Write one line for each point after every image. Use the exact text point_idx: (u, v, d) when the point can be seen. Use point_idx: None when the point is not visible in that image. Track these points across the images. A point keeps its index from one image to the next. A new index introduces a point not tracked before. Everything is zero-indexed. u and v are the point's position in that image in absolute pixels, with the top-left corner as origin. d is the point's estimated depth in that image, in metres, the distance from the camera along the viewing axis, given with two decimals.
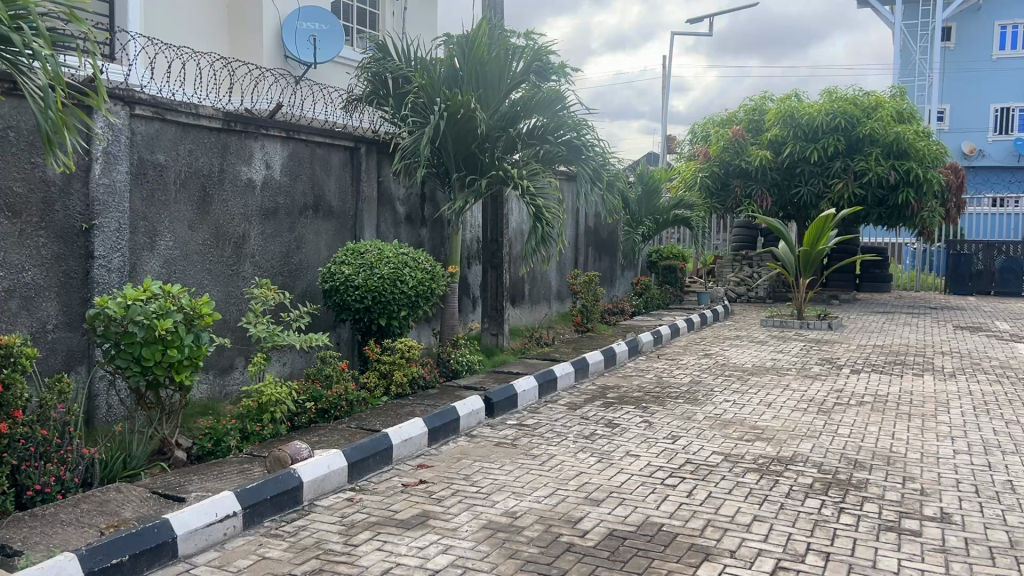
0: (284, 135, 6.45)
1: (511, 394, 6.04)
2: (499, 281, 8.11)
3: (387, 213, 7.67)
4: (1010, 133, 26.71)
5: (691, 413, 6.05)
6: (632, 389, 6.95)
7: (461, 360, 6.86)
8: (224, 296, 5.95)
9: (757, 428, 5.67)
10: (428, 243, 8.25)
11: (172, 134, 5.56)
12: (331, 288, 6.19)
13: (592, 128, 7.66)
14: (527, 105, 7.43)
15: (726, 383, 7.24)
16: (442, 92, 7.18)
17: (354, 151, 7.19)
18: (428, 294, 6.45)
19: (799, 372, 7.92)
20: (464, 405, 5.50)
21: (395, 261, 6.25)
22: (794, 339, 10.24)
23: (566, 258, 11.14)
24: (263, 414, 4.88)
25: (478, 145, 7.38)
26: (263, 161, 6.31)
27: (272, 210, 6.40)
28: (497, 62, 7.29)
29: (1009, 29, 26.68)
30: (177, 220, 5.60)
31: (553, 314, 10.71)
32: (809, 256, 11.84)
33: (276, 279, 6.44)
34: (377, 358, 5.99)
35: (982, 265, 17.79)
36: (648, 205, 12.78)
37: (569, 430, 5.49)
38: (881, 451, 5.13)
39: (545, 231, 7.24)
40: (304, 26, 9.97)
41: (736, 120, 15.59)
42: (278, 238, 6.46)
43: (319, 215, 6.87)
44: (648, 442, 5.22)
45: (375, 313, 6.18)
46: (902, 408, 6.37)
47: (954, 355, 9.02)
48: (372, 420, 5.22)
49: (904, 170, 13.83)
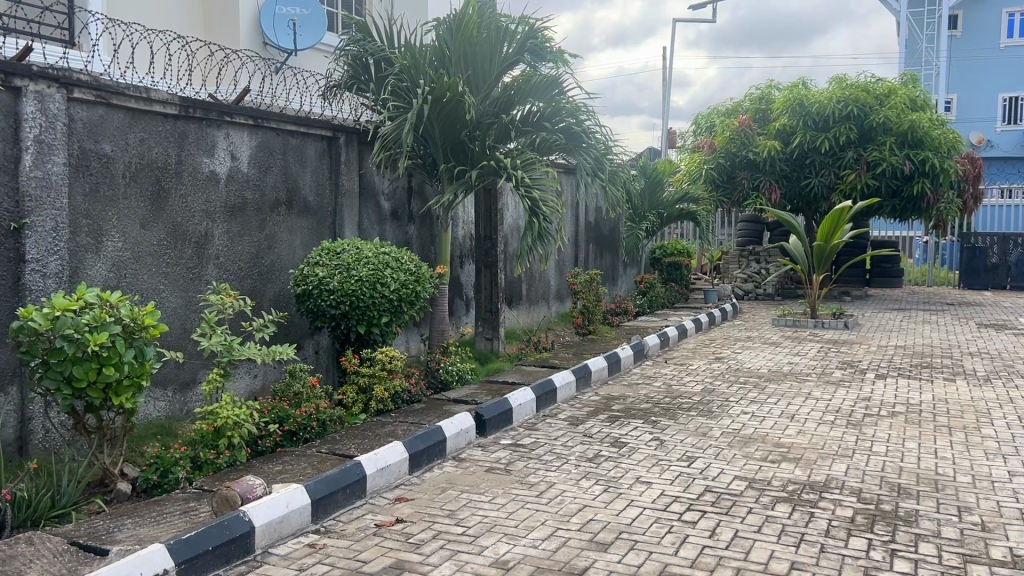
0: (251, 123, 5.82)
1: (504, 409, 5.41)
2: (493, 282, 7.50)
3: (371, 208, 7.05)
4: (1018, 122, 26.02)
5: (706, 428, 5.43)
6: (639, 400, 6.31)
7: (451, 370, 6.22)
8: (182, 302, 5.32)
9: (782, 446, 5.04)
10: (417, 242, 7.63)
11: (119, 121, 4.93)
12: (304, 292, 5.55)
13: (592, 114, 7.02)
14: (521, 89, 6.78)
15: (742, 392, 6.61)
16: (426, 73, 6.50)
17: (333, 141, 6.58)
18: (413, 297, 5.81)
19: (819, 377, 7.29)
20: (452, 424, 4.86)
21: (376, 262, 5.62)
22: (809, 340, 9.63)
23: (565, 255, 10.51)
24: (219, 438, 4.26)
25: (467, 132, 6.72)
26: (228, 152, 5.68)
27: (239, 206, 5.77)
28: (487, 42, 6.68)
29: (1017, 16, 25.86)
30: (127, 218, 4.98)
31: (552, 315, 10.10)
32: (823, 251, 11.19)
33: (245, 283, 5.82)
34: (355, 371, 5.36)
35: (997, 258, 17.18)
36: (651, 197, 12.18)
37: (571, 451, 4.85)
38: (926, 474, 4.50)
39: (543, 226, 6.59)
40: (283, 11, 9.38)
41: (741, 110, 14.98)
42: (246, 237, 5.84)
43: (293, 212, 6.25)
44: (660, 466, 4.59)
45: (353, 320, 5.55)
46: (940, 420, 5.73)
47: (984, 357, 8.39)
48: (347, 444, 4.60)
49: (919, 160, 13.19)
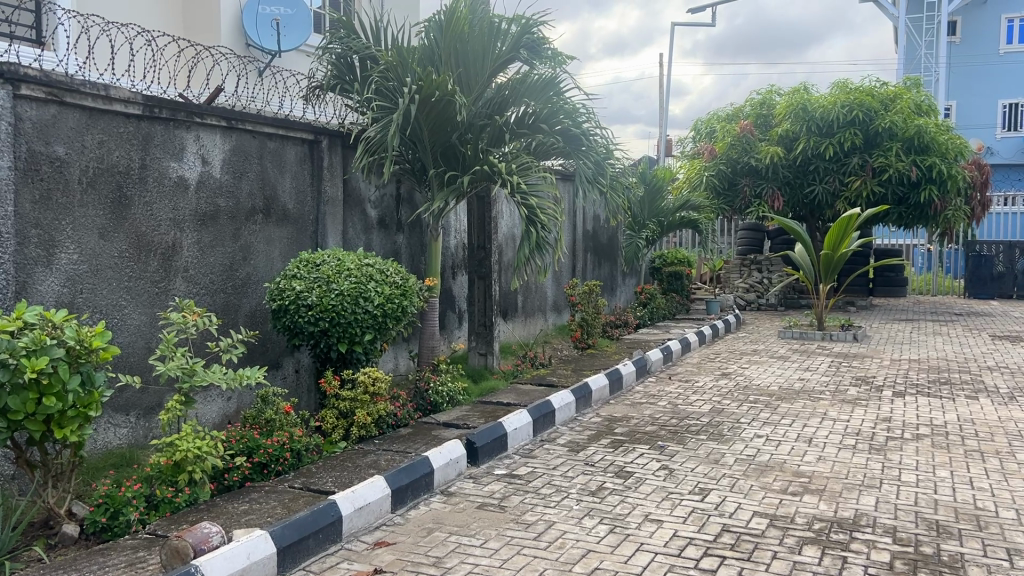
0: (224, 124, 5.39)
1: (499, 435, 4.96)
2: (487, 293, 7.07)
3: (356, 216, 6.62)
4: (1019, 129, 25.71)
5: (719, 454, 4.99)
6: (644, 422, 5.87)
7: (441, 390, 5.78)
8: (146, 320, 4.87)
9: (802, 476, 4.59)
10: (406, 251, 7.19)
11: (75, 121, 4.49)
12: (279, 308, 5.09)
13: (591, 115, 6.58)
14: (516, 90, 6.34)
15: (753, 413, 6.17)
16: (414, 71, 6.05)
17: (314, 144, 6.16)
18: (399, 312, 5.37)
19: (834, 395, 6.84)
20: (440, 454, 4.41)
21: (358, 275, 5.18)
22: (819, 353, 9.20)
23: (563, 266, 10.08)
24: (178, 474, 3.81)
25: (458, 135, 6.28)
26: (199, 155, 5.25)
27: (210, 214, 5.33)
28: (480, 39, 6.22)
29: (1016, 22, 25.58)
30: (84, 227, 4.53)
31: (550, 328, 9.66)
32: (830, 261, 10.78)
33: (218, 298, 5.37)
34: (335, 395, 4.90)
35: (1003, 267, 16.78)
36: (652, 206, 11.72)
37: (571, 482, 4.40)
38: (965, 509, 4.06)
39: (541, 236, 6.21)
40: (266, 11, 8.96)
41: (742, 115, 14.61)
42: (219, 248, 5.40)
43: (270, 220, 5.81)
44: (670, 501, 4.14)
45: (334, 337, 5.10)
46: (970, 443, 5.28)
47: (1004, 372, 7.96)
48: (323, 477, 4.16)
49: (926, 166, 12.80)
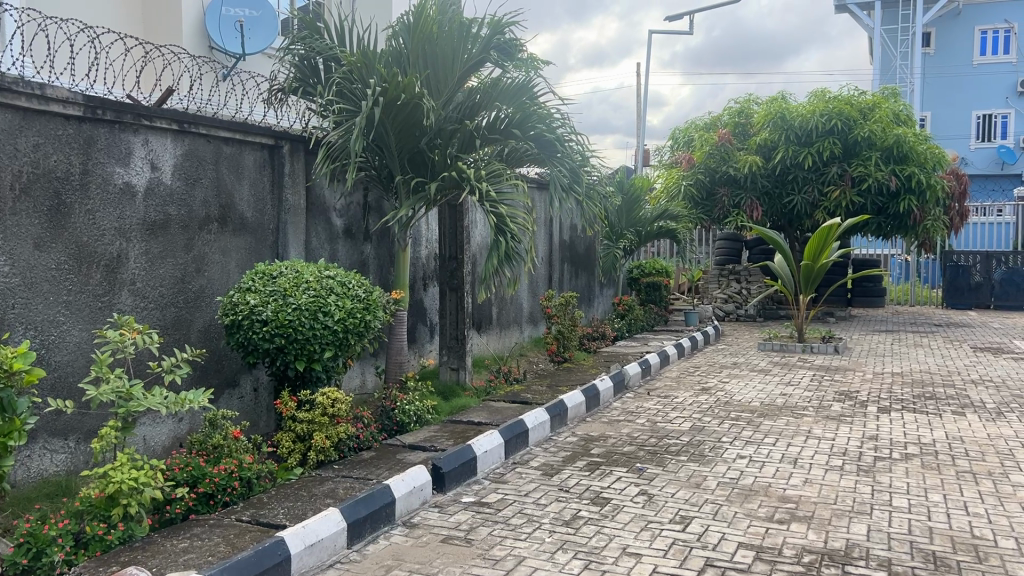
0: (176, 127, 5.05)
1: (467, 459, 4.65)
2: (459, 306, 6.76)
3: (320, 225, 6.31)
4: (992, 140, 25.87)
5: (701, 477, 4.72)
6: (622, 442, 5.58)
7: (408, 410, 5.46)
8: (87, 337, 4.52)
9: (789, 501, 4.32)
10: (374, 262, 6.87)
11: (8, 122, 4.15)
12: (233, 323, 4.77)
13: (565, 121, 6.32)
14: (488, 94, 6.07)
15: (736, 431, 5.91)
16: (378, 72, 5.75)
17: (275, 150, 5.85)
18: (362, 328, 5.05)
19: (817, 412, 6.59)
20: (403, 481, 4.10)
21: (318, 288, 4.87)
22: (800, 366, 8.98)
23: (538, 276, 9.82)
24: (113, 507, 3.47)
25: (427, 140, 5.99)
26: (147, 160, 4.91)
27: (160, 223, 4.99)
28: (448, 41, 5.93)
29: (990, 34, 25.76)
30: (17, 237, 4.18)
31: (525, 340, 9.39)
32: (810, 271, 10.58)
33: (168, 312, 5.03)
34: (291, 417, 4.58)
35: (980, 277, 16.69)
36: (629, 215, 11.45)
37: (543, 511, 4.10)
38: (962, 538, 3.81)
39: (511, 246, 5.93)
40: (229, 12, 8.63)
41: (719, 124, 14.46)
42: (169, 259, 5.06)
43: (227, 230, 5.48)
44: (649, 531, 3.86)
45: (291, 355, 4.77)
46: (961, 464, 5.04)
47: (989, 386, 7.76)
48: (275, 509, 3.83)
49: (906, 175, 12.69)
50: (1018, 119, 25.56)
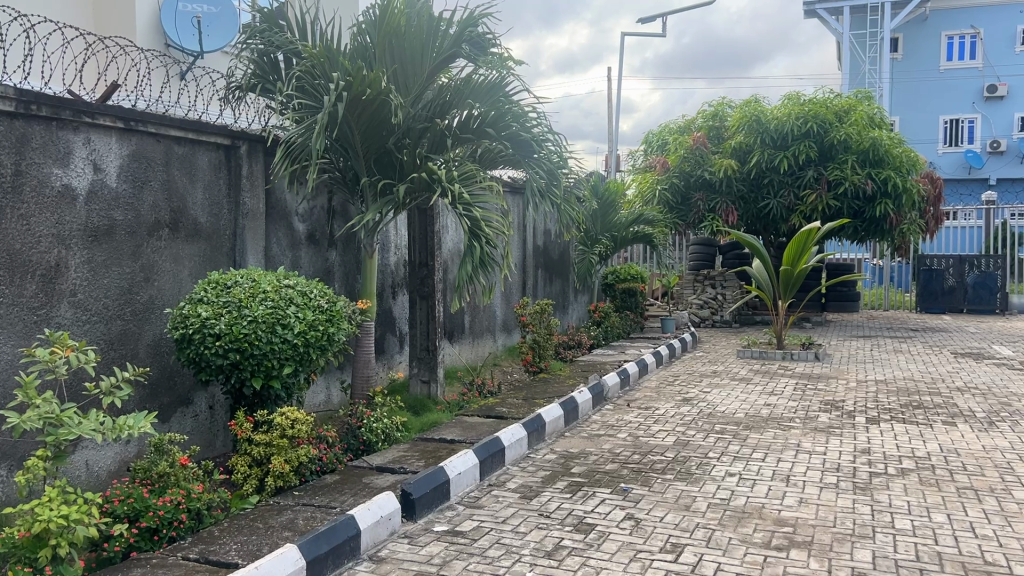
0: (121, 125, 4.66)
1: (439, 482, 4.30)
2: (431, 315, 6.41)
3: (281, 230, 5.93)
4: (959, 145, 26.11)
5: (690, 499, 4.41)
6: (604, 460, 5.26)
7: (376, 428, 5.11)
8: (20, 354, 4.10)
9: (786, 525, 4.03)
10: (339, 270, 6.50)
11: None
12: (183, 338, 4.37)
13: (541, 120, 5.99)
14: (459, 91, 5.72)
15: (722, 446, 5.62)
16: (342, 67, 5.39)
17: (231, 151, 5.47)
18: (325, 341, 4.69)
19: (804, 423, 6.34)
20: (369, 511, 3.75)
21: (276, 298, 4.50)
22: (781, 375, 8.75)
23: (512, 284, 9.49)
24: (40, 549, 3.07)
25: (395, 140, 5.65)
26: (89, 161, 4.51)
27: (105, 228, 4.59)
28: (416, 35, 5.57)
29: (956, 40, 25.95)
30: None
31: (499, 350, 9.05)
32: (789, 276, 10.38)
33: (113, 326, 4.62)
34: (247, 440, 4.22)
35: (953, 281, 16.66)
36: (604, 221, 11.17)
37: (523, 541, 3.77)
38: (973, 564, 3.54)
39: (485, 252, 5.62)
40: (185, 8, 8.23)
41: (693, 127, 14.27)
42: (115, 268, 4.65)
43: (179, 236, 5.09)
44: (639, 562, 3.54)
45: (247, 371, 4.40)
46: (960, 479, 4.79)
47: (975, 393, 7.57)
48: (226, 545, 3.46)
49: (882, 179, 12.57)
50: (984, 124, 25.82)
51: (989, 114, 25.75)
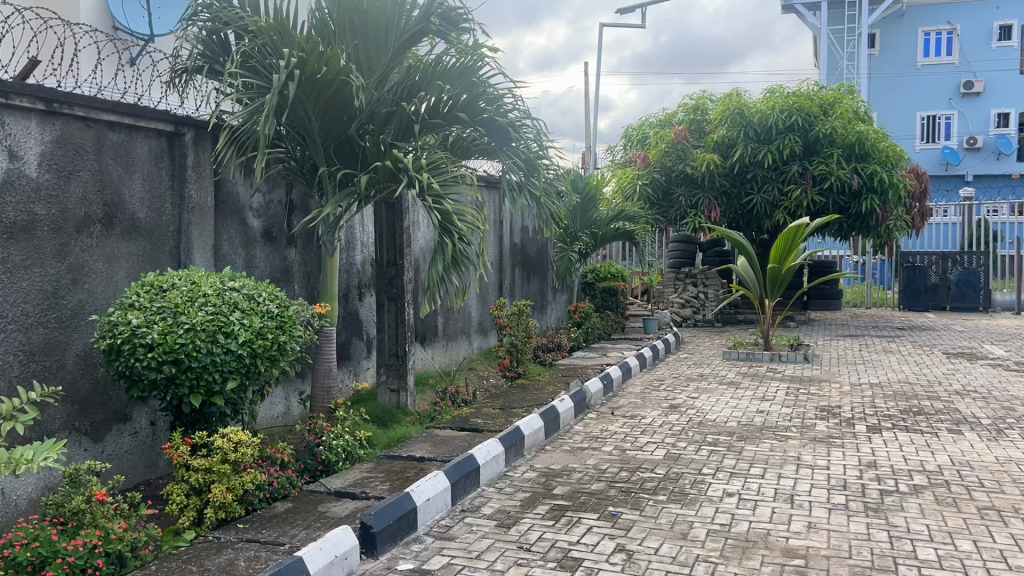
0: (43, 107, 4.09)
1: (407, 510, 3.81)
2: (400, 319, 5.90)
3: (232, 227, 5.39)
4: (937, 141, 25.91)
5: (687, 525, 3.94)
6: (589, 478, 4.78)
7: (336, 446, 4.58)
8: None
9: (796, 556, 3.57)
10: (299, 270, 5.97)
11: None
12: (111, 349, 3.82)
13: (518, 103, 5.49)
14: (427, 74, 5.18)
15: (717, 460, 5.16)
16: (296, 43, 4.87)
17: (174, 138, 4.92)
18: (277, 352, 4.16)
19: (802, 433, 5.90)
20: (321, 550, 3.23)
21: (218, 303, 3.98)
22: (771, 378, 8.33)
23: (488, 283, 8.99)
24: None
25: (357, 126, 5.16)
26: (4, 147, 3.93)
27: (23, 224, 4.02)
28: (380, 11, 5.04)
29: (933, 35, 25.78)
30: None
31: (474, 353, 8.56)
32: (776, 274, 9.98)
33: (35, 335, 4.06)
34: (184, 466, 3.69)
35: (937, 278, 16.41)
36: (584, 217, 10.70)
37: None
38: None
39: (458, 249, 5.13)
40: None
41: (675, 121, 13.86)
42: (35, 269, 4.08)
43: (113, 233, 4.53)
44: None
45: (186, 387, 3.87)
46: (979, 498, 4.36)
47: (976, 397, 7.18)
48: None
49: (868, 173, 12.24)
50: (962, 121, 25.69)
51: (966, 111, 25.65)
